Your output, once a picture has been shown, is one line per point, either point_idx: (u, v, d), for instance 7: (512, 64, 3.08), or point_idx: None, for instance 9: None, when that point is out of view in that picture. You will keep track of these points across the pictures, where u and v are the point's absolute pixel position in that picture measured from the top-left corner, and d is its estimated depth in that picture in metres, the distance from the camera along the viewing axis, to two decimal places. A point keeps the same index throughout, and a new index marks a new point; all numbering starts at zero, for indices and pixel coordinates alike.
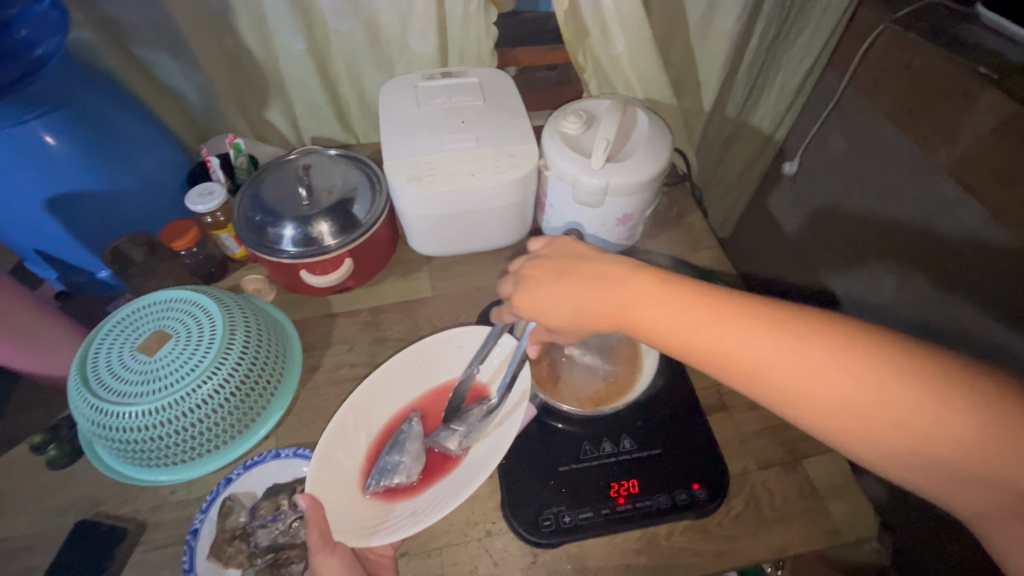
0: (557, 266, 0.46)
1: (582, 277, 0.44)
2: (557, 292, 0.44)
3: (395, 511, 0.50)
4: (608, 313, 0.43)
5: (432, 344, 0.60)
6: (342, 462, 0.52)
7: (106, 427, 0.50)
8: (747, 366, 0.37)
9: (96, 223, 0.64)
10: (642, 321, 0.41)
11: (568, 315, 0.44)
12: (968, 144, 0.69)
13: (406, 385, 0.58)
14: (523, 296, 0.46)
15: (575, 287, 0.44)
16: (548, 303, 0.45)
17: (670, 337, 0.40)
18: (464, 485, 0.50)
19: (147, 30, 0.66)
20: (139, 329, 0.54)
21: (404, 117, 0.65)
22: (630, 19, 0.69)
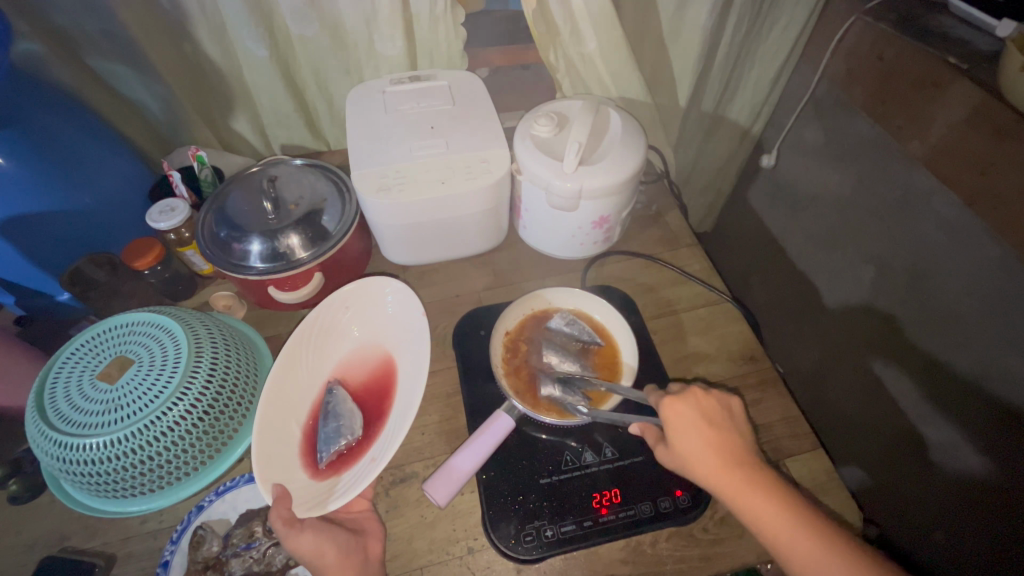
0: (709, 411, 0.47)
1: (732, 435, 0.47)
2: (702, 432, 0.46)
3: (355, 468, 0.52)
4: (734, 476, 0.44)
5: (320, 315, 0.61)
6: (283, 442, 0.53)
7: (67, 460, 0.48)
8: (805, 555, 0.41)
9: (53, 243, 0.61)
10: (753, 489, 0.44)
11: (693, 457, 0.45)
12: (940, 134, 0.69)
13: (312, 361, 0.60)
14: (669, 411, 0.47)
15: (716, 437, 0.46)
16: (685, 434, 0.46)
17: (765, 519, 0.43)
18: (399, 421, 0.53)
19: (100, 41, 0.63)
20: (100, 355, 0.52)
21: (372, 124, 0.63)
22: (601, 16, 0.67)
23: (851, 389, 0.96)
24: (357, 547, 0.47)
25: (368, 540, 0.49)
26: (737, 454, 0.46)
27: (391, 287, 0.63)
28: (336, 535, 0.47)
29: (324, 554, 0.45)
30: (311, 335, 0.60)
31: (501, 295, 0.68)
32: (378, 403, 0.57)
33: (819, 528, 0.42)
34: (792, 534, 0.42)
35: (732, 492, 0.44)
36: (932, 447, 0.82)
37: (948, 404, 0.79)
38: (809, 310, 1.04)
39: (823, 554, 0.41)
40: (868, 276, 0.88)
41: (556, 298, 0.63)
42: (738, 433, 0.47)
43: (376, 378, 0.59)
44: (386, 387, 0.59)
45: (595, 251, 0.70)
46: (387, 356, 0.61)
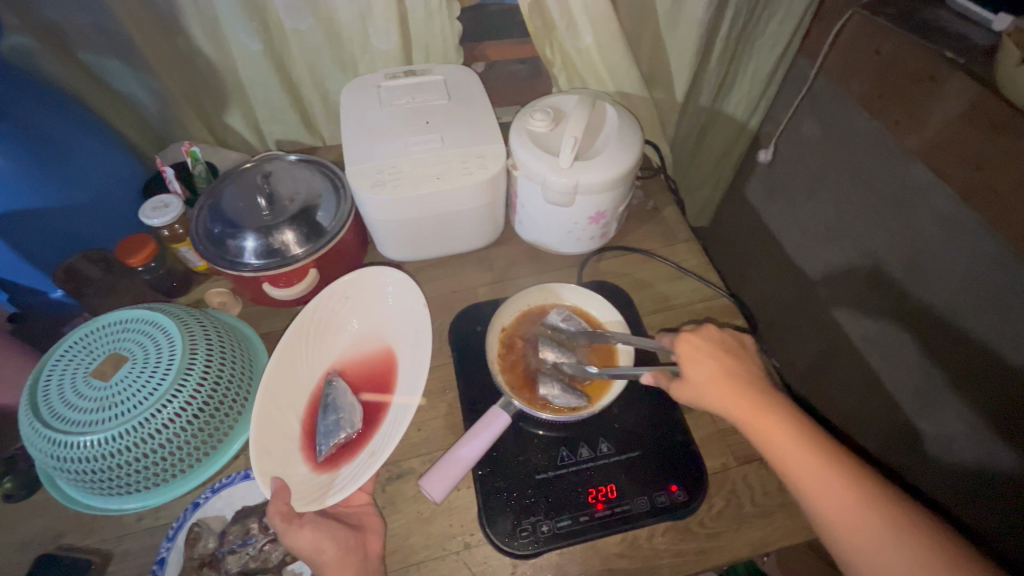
0: (723, 344, 0.50)
1: (744, 363, 0.49)
2: (716, 360, 0.49)
3: (355, 462, 0.52)
4: (745, 397, 0.46)
5: (318, 306, 0.61)
6: (282, 436, 0.53)
7: (61, 458, 0.48)
8: (805, 467, 0.43)
9: (48, 241, 0.60)
10: (759, 407, 0.46)
11: (706, 383, 0.48)
12: (937, 129, 0.69)
13: (312, 352, 0.59)
14: (685, 342, 0.50)
15: (728, 363, 0.48)
16: (699, 363, 0.48)
17: (770, 433, 0.45)
18: (402, 418, 0.53)
19: (92, 36, 0.62)
20: (94, 352, 0.52)
21: (367, 119, 0.62)
22: (597, 10, 0.67)
23: (847, 384, 0.97)
24: (356, 544, 0.47)
25: (368, 536, 0.49)
26: (747, 377, 0.48)
27: (392, 279, 0.63)
28: (335, 530, 0.47)
29: (323, 549, 0.45)
30: (311, 326, 0.60)
31: (498, 291, 0.68)
32: (379, 396, 0.57)
33: (818, 441, 0.44)
34: (791, 447, 0.44)
35: (738, 411, 0.46)
36: (927, 440, 0.83)
37: (943, 398, 0.79)
38: (806, 305, 1.04)
39: (819, 464, 0.43)
40: (865, 271, 0.88)
41: (551, 294, 0.63)
42: (752, 361, 0.50)
43: (377, 370, 0.59)
44: (386, 380, 0.59)
45: (592, 246, 0.70)
46: (387, 349, 0.61)
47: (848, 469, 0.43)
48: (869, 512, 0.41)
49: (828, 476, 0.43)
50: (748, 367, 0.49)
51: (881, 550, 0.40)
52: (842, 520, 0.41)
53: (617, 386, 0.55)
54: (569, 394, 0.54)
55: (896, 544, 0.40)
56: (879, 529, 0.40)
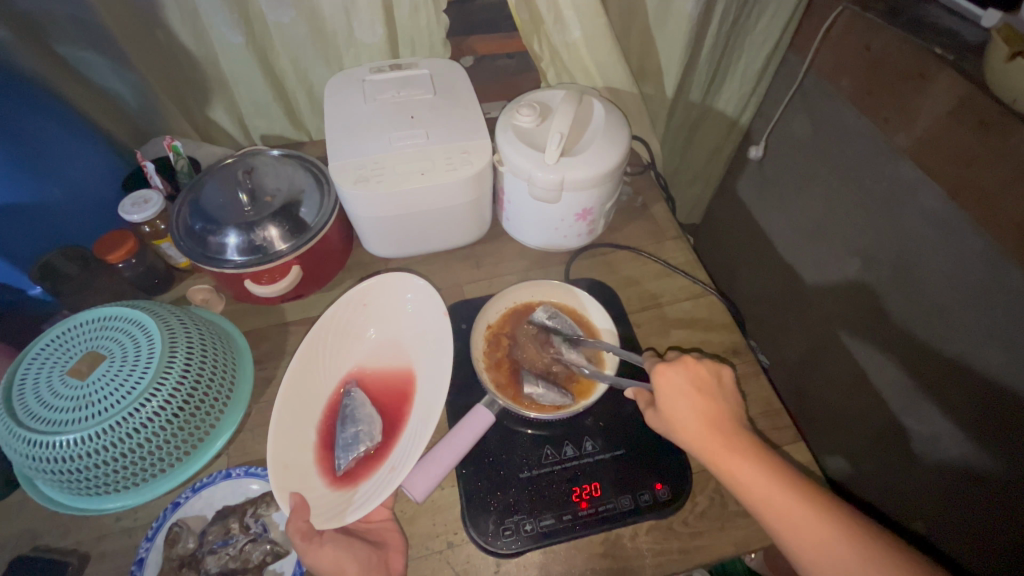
0: (699, 378, 0.49)
1: (719, 397, 0.48)
2: (690, 397, 0.48)
3: (375, 476, 0.51)
4: (720, 439, 0.46)
5: (336, 315, 0.60)
6: (299, 449, 0.52)
7: (36, 458, 0.47)
8: (778, 507, 0.43)
9: (23, 241, 0.59)
10: (734, 450, 0.45)
11: (680, 417, 0.47)
12: (926, 126, 0.69)
13: (330, 362, 0.58)
14: (660, 377, 0.49)
15: (702, 400, 0.48)
16: (672, 396, 0.48)
17: (741, 475, 0.44)
18: (422, 428, 0.52)
19: (68, 27, 0.61)
20: (71, 350, 0.51)
21: (351, 114, 0.61)
22: (585, 4, 0.66)
23: (836, 382, 0.97)
24: (377, 563, 0.46)
25: (390, 553, 0.47)
26: (721, 416, 0.47)
27: (412, 289, 0.61)
28: (356, 550, 0.46)
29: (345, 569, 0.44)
30: (328, 336, 0.59)
31: (484, 288, 0.68)
32: (398, 406, 0.56)
33: (796, 485, 0.44)
34: (769, 494, 0.43)
35: (714, 453, 0.46)
36: (914, 437, 0.83)
37: (930, 396, 0.79)
38: (797, 302, 1.03)
39: (800, 510, 0.42)
40: (853, 269, 0.88)
41: (538, 291, 0.62)
42: (728, 397, 0.49)
43: (396, 380, 0.58)
44: (404, 391, 0.57)
45: (579, 243, 0.69)
46: (406, 358, 0.60)
47: (831, 513, 0.42)
48: (858, 561, 0.40)
49: (811, 523, 0.42)
50: (721, 406, 0.48)
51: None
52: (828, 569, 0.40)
53: (601, 387, 0.54)
54: (553, 393, 0.54)
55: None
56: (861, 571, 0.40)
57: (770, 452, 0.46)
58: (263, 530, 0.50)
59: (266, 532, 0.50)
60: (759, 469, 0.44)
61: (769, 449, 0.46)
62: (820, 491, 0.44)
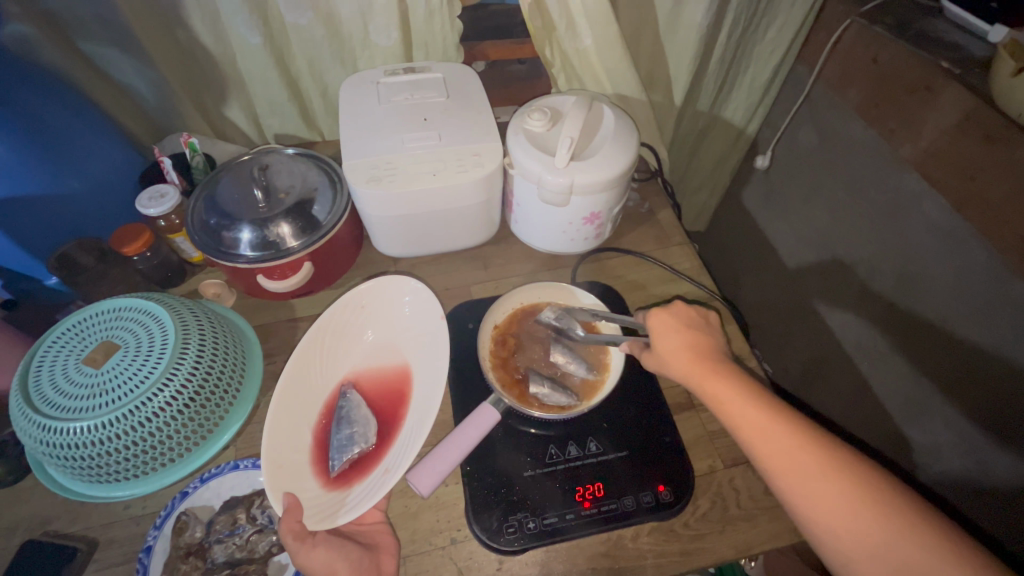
0: (689, 317, 0.51)
1: (713, 341, 0.50)
2: (681, 333, 0.50)
3: (368, 479, 0.51)
4: (705, 366, 0.48)
5: (334, 315, 0.60)
6: (293, 450, 0.52)
7: (50, 444, 0.48)
8: (751, 424, 0.44)
9: (41, 230, 0.61)
10: (732, 389, 0.46)
11: (672, 356, 0.49)
12: (932, 139, 0.70)
13: (329, 363, 0.59)
14: (656, 316, 0.51)
15: (697, 342, 0.49)
16: (666, 338, 0.50)
17: (719, 396, 0.46)
18: (417, 431, 0.52)
19: (92, 24, 0.62)
20: (86, 339, 0.52)
21: (366, 114, 0.63)
22: (597, 13, 0.67)
23: (838, 391, 0.97)
24: (368, 565, 0.46)
25: (380, 556, 0.48)
26: (718, 357, 0.49)
27: (411, 288, 0.62)
28: (349, 551, 0.46)
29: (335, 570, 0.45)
30: (325, 338, 0.59)
31: (491, 289, 0.69)
32: (394, 410, 0.57)
33: (794, 425, 0.44)
34: (767, 433, 0.44)
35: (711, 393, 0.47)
36: (916, 448, 0.83)
37: (932, 407, 0.79)
38: (800, 311, 1.04)
39: (774, 431, 0.44)
40: (858, 280, 0.89)
41: (544, 294, 0.63)
42: (716, 333, 0.51)
43: (391, 384, 0.59)
44: (401, 393, 0.58)
45: (586, 247, 0.70)
46: (403, 362, 0.60)
47: (830, 455, 0.42)
48: (819, 475, 0.42)
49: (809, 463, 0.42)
50: (708, 338, 0.50)
51: (867, 536, 0.39)
52: (792, 481, 0.42)
53: (607, 388, 0.55)
54: (559, 394, 0.55)
55: (879, 534, 0.39)
56: (822, 483, 0.41)
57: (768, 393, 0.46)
58: (270, 522, 0.51)
59: (272, 523, 0.51)
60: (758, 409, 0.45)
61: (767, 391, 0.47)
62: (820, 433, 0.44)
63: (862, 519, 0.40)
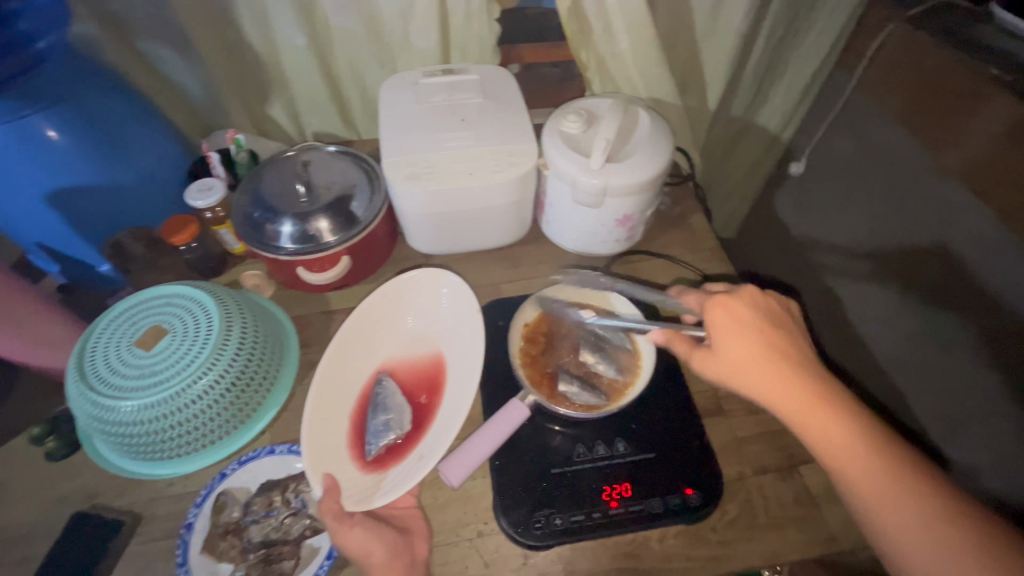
0: (766, 317, 0.48)
1: (785, 332, 0.47)
2: (756, 336, 0.46)
3: (402, 465, 0.53)
4: (784, 375, 0.45)
5: (371, 307, 0.62)
6: (331, 435, 0.54)
7: (102, 420, 0.50)
8: (828, 440, 0.43)
9: (96, 219, 0.64)
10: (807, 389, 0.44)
11: (743, 360, 0.46)
12: (978, 147, 0.68)
13: (365, 354, 0.60)
14: (721, 314, 0.48)
15: (768, 336, 0.46)
16: (731, 333, 0.47)
17: (797, 410, 0.45)
18: (450, 424, 0.53)
19: (150, 27, 0.66)
20: (137, 323, 0.54)
21: (405, 114, 0.64)
22: (634, 16, 0.67)
23: (869, 404, 0.95)
24: (405, 548, 0.48)
25: (415, 539, 0.49)
26: (790, 354, 0.46)
27: (448, 281, 0.63)
28: (385, 534, 0.48)
29: (372, 553, 0.46)
30: (361, 328, 0.61)
31: (521, 288, 0.69)
32: (427, 398, 0.58)
33: (865, 428, 0.44)
34: (841, 438, 0.43)
35: (782, 395, 0.45)
36: (952, 466, 0.81)
37: (971, 424, 0.77)
38: (831, 321, 1.02)
39: (851, 445, 0.43)
40: (894, 291, 0.87)
41: (575, 293, 0.63)
42: (797, 334, 0.48)
43: (426, 373, 0.59)
44: (434, 384, 0.59)
45: (617, 249, 0.70)
46: (438, 354, 0.61)
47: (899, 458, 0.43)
48: (895, 489, 0.42)
49: (880, 468, 0.42)
50: (786, 344, 0.46)
51: (939, 549, 0.40)
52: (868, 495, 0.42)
53: (634, 392, 0.55)
54: (588, 394, 0.55)
55: (950, 545, 0.40)
56: (896, 496, 0.41)
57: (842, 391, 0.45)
58: (303, 506, 0.53)
59: (306, 507, 0.53)
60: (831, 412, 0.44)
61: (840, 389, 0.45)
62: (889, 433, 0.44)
63: (938, 532, 0.40)
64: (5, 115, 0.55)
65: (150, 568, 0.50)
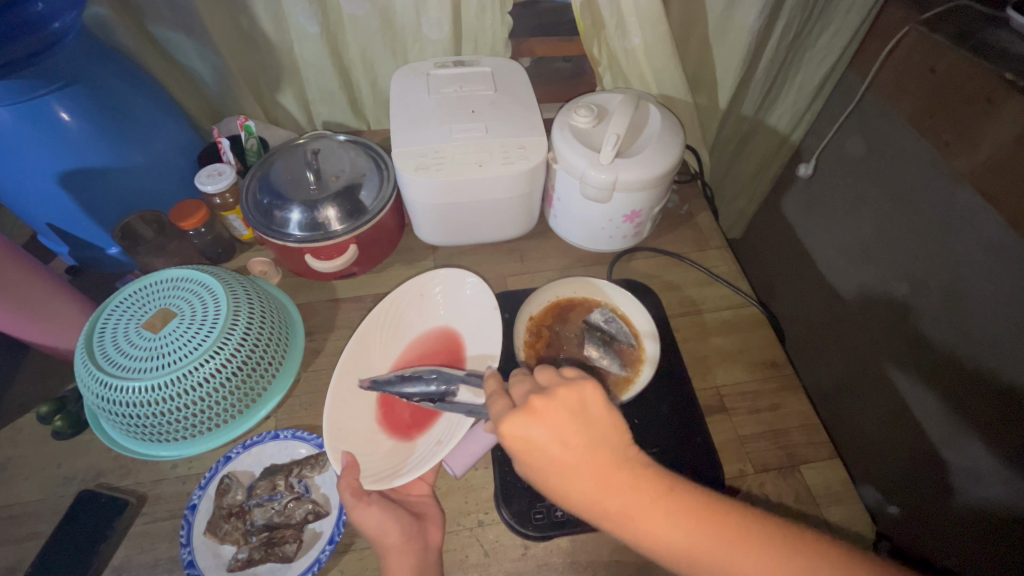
0: (560, 420, 0.36)
1: (597, 432, 0.36)
2: (551, 455, 0.36)
3: (421, 446, 0.53)
4: (593, 489, 0.36)
5: (393, 302, 0.62)
6: (353, 418, 0.54)
7: (109, 401, 0.51)
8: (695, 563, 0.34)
9: (107, 201, 0.64)
10: (678, 526, 0.34)
11: (568, 489, 0.36)
12: (990, 152, 0.68)
13: (384, 344, 0.60)
14: (509, 434, 0.37)
15: (587, 449, 0.36)
16: (532, 459, 0.37)
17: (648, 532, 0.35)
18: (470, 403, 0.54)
19: (164, 11, 0.66)
20: (145, 306, 0.55)
21: (415, 104, 0.64)
22: (648, 12, 0.67)
23: (871, 408, 0.94)
24: (417, 533, 0.48)
25: (428, 526, 0.49)
26: (625, 457, 0.36)
27: (469, 280, 0.63)
28: (401, 516, 0.48)
29: (388, 533, 0.46)
30: (385, 318, 0.61)
31: (527, 282, 0.70)
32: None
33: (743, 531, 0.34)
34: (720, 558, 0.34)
35: (643, 528, 0.35)
36: (953, 471, 0.80)
37: (972, 430, 0.77)
38: (836, 324, 1.02)
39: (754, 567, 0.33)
40: (900, 295, 0.86)
41: (582, 288, 0.64)
42: (559, 423, 0.36)
43: (445, 355, 0.60)
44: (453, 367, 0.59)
45: (623, 245, 0.70)
46: (455, 340, 0.61)
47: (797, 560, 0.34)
48: None
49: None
50: (554, 451, 0.36)
51: None
52: None
53: (638, 386, 0.55)
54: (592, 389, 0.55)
55: None
56: None
57: (684, 486, 0.36)
58: (306, 491, 0.53)
59: (309, 492, 0.53)
60: (712, 539, 0.34)
61: (683, 483, 0.36)
62: (766, 521, 0.35)
63: None
64: (21, 95, 0.54)
65: (153, 549, 0.51)
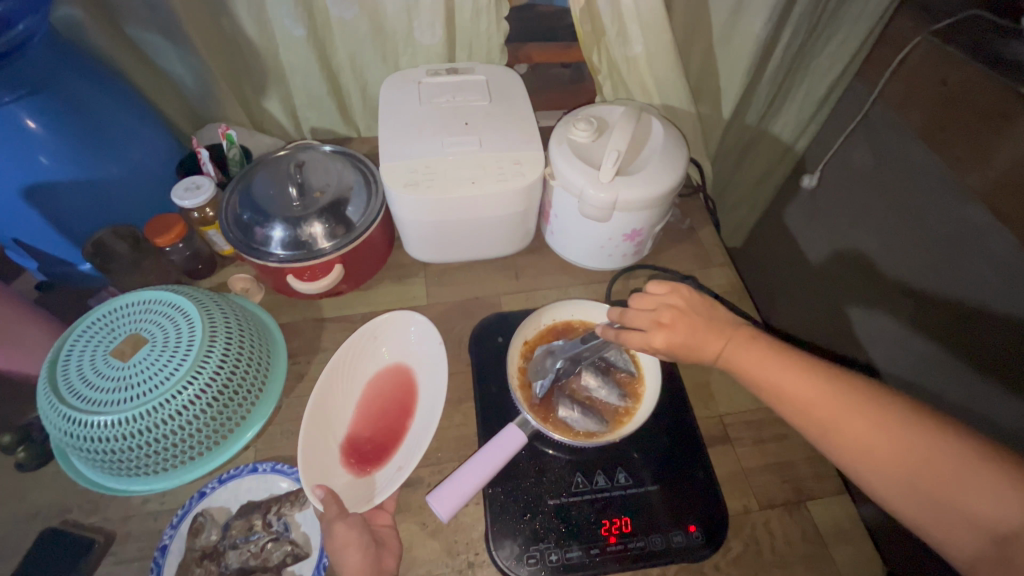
0: (676, 300, 0.47)
1: (716, 320, 0.46)
2: (669, 322, 0.46)
3: (383, 471, 0.53)
4: (709, 341, 0.45)
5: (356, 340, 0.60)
6: (322, 454, 0.52)
7: (75, 435, 0.47)
8: (798, 409, 0.42)
9: (78, 215, 0.61)
10: (783, 372, 0.43)
11: (683, 348, 0.46)
12: (1003, 169, 0.65)
13: (346, 381, 0.58)
14: (641, 302, 0.48)
15: (701, 322, 0.46)
16: (658, 330, 0.46)
17: (755, 375, 0.44)
18: (424, 431, 0.54)
19: (140, 12, 0.62)
20: (115, 331, 0.51)
21: (406, 115, 0.61)
22: (650, 19, 0.64)
23: None
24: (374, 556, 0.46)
25: (384, 552, 0.47)
26: (734, 328, 0.46)
27: (414, 322, 0.61)
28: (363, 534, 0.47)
29: (348, 546, 0.45)
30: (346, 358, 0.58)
31: (522, 301, 0.66)
32: (399, 417, 0.56)
33: (839, 387, 0.42)
34: (821, 401, 0.41)
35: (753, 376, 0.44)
36: None
37: None
38: (838, 338, 0.99)
39: (838, 405, 0.41)
40: (905, 314, 0.83)
41: (577, 311, 0.60)
42: (676, 300, 0.47)
43: (399, 380, 0.59)
44: (407, 392, 0.58)
45: (624, 263, 0.67)
46: (406, 366, 0.60)
47: (886, 411, 0.40)
48: (921, 444, 0.38)
49: (867, 427, 0.40)
50: (674, 318, 0.46)
51: (967, 483, 0.37)
52: (902, 470, 0.39)
53: (640, 417, 0.53)
54: (587, 420, 0.53)
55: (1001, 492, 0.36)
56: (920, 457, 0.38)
57: (801, 351, 0.45)
58: (285, 530, 0.50)
59: (288, 532, 0.50)
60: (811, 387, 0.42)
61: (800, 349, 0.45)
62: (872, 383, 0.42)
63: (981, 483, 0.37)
64: None
65: None
